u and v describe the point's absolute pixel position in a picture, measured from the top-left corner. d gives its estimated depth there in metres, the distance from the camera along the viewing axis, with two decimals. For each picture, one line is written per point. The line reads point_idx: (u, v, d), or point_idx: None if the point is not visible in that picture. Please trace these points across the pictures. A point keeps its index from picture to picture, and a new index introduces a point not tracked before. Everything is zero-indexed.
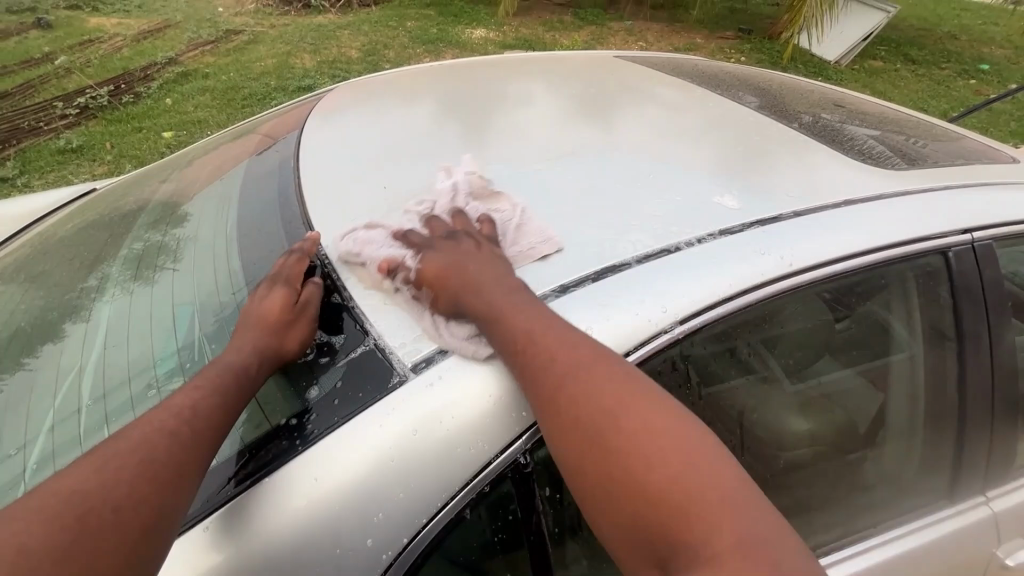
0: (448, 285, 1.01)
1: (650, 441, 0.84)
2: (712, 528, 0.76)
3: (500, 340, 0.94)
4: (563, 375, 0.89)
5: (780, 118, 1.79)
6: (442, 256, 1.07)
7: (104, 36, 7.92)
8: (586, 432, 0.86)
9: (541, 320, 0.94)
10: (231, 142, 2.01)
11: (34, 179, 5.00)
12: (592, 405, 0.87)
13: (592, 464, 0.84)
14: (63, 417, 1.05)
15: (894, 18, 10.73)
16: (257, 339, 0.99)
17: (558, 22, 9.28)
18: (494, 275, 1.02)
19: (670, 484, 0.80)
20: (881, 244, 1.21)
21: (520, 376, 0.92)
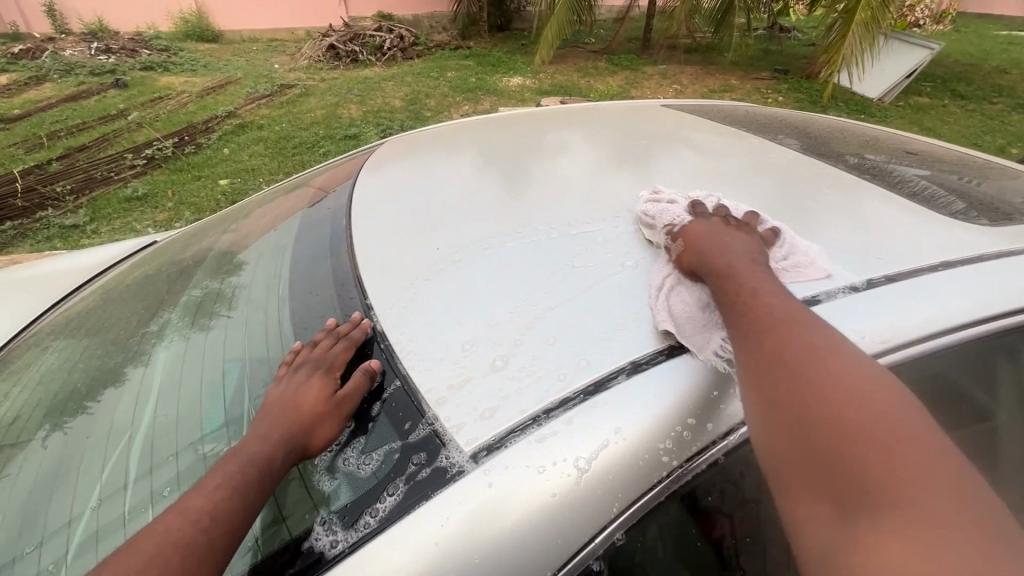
0: (698, 249, 1.12)
1: (838, 354, 0.86)
2: (887, 428, 0.76)
3: (726, 292, 1.01)
4: (759, 295, 0.97)
5: (848, 167, 1.68)
6: (708, 225, 1.18)
7: (173, 93, 8.62)
8: (763, 334, 0.91)
9: (754, 263, 1.05)
10: (283, 196, 2.06)
11: (102, 225, 5.35)
12: (787, 317, 0.92)
13: (765, 361, 0.88)
14: (109, 493, 1.02)
15: (939, 54, 10.52)
16: (289, 428, 0.95)
17: (593, 68, 9.53)
18: (743, 248, 1.10)
19: (848, 384, 0.81)
20: (989, 315, 1.06)
21: (722, 296, 1.01)
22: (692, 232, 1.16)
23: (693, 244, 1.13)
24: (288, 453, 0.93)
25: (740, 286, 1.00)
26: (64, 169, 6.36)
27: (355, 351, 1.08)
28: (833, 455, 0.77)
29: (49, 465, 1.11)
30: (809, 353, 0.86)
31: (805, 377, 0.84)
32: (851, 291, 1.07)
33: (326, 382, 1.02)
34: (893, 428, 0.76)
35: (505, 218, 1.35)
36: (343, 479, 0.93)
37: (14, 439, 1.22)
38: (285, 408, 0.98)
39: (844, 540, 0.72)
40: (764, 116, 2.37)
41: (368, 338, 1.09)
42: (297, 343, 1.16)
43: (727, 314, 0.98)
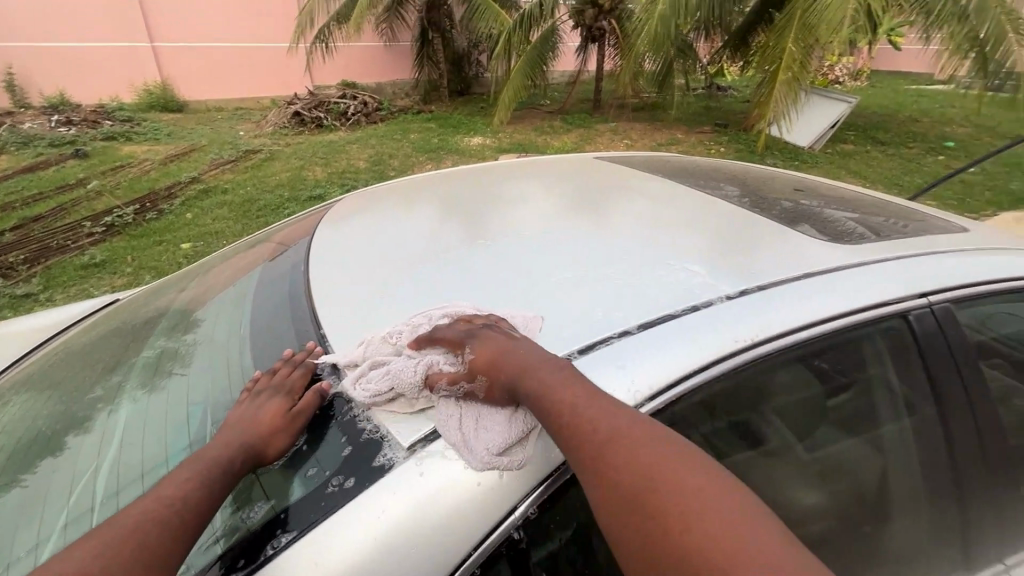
0: (500, 374, 1.05)
1: (667, 474, 0.89)
2: (727, 534, 0.82)
3: (548, 417, 0.97)
4: (582, 412, 0.95)
5: (745, 204, 1.96)
6: (489, 344, 1.11)
7: (136, 162, 8.69)
8: (599, 463, 0.91)
9: (563, 370, 1.02)
10: (244, 251, 2.19)
11: (57, 294, 5.25)
12: (613, 440, 0.92)
13: (614, 495, 0.89)
14: (77, 516, 1.07)
15: (856, 109, 11.72)
16: (248, 438, 1.04)
17: (549, 128, 10.16)
18: (541, 357, 1.06)
19: (678, 490, 0.87)
20: (848, 306, 1.27)
21: (546, 423, 0.97)
22: (481, 362, 1.08)
23: (488, 377, 1.06)
24: (245, 458, 1.02)
25: (561, 405, 0.96)
26: (17, 239, 6.26)
27: (311, 376, 1.18)
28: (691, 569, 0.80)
29: (17, 499, 1.17)
30: (638, 467, 0.90)
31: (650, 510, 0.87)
32: (728, 299, 1.26)
33: (286, 400, 1.11)
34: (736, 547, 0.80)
35: (445, 258, 1.53)
36: (291, 484, 1.02)
37: None
38: (246, 423, 1.08)
39: None
40: (702, 166, 2.67)
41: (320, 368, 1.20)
42: (259, 372, 1.25)
43: (562, 438, 0.95)
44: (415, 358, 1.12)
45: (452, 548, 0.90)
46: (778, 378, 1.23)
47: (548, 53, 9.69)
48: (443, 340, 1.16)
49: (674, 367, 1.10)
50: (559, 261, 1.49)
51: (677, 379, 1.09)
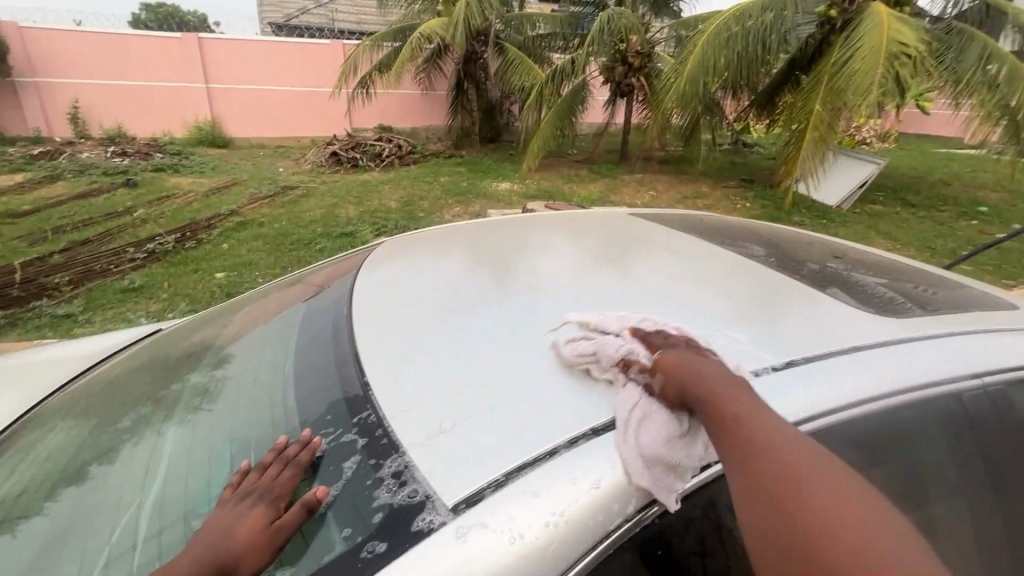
0: (679, 376, 1.07)
1: (826, 489, 0.86)
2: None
3: (712, 417, 0.98)
4: (745, 418, 0.96)
5: (784, 267, 1.95)
6: (678, 353, 1.13)
7: (181, 193, 9.15)
8: (756, 471, 0.91)
9: (732, 382, 1.04)
10: (287, 287, 2.26)
11: (96, 315, 5.45)
12: (776, 446, 0.92)
13: (764, 495, 0.88)
14: (119, 553, 1.10)
15: (884, 169, 11.70)
16: (223, 553, 0.99)
17: (576, 176, 10.37)
18: (720, 370, 1.07)
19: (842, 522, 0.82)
20: (899, 388, 1.23)
21: (707, 423, 0.99)
22: (667, 364, 1.11)
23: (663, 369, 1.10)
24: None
25: (723, 408, 0.98)
26: (65, 261, 6.57)
27: (299, 480, 1.14)
28: None
29: (61, 532, 1.20)
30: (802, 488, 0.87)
31: (800, 517, 0.84)
32: (773, 370, 1.24)
33: (268, 511, 1.06)
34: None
35: (488, 307, 1.55)
36: (331, 539, 1.02)
37: (22, 510, 1.31)
38: (220, 536, 1.02)
39: None
40: (738, 226, 2.68)
41: (309, 471, 1.16)
42: (246, 462, 1.20)
43: (722, 441, 0.96)
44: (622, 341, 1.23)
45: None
46: None
47: (577, 106, 10.05)
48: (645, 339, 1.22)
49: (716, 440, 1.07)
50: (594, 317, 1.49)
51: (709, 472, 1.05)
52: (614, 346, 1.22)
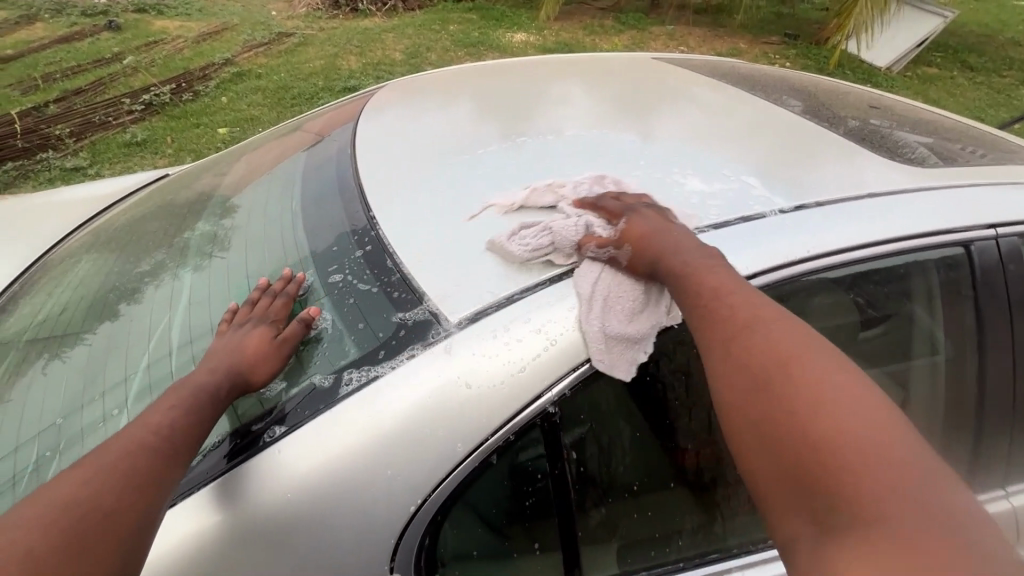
0: (650, 248, 1.08)
1: (805, 366, 0.87)
2: (855, 444, 0.78)
3: (688, 293, 1.00)
4: (726, 296, 0.97)
5: (814, 118, 1.83)
6: (644, 220, 1.14)
7: (169, 37, 8.43)
8: (728, 344, 0.93)
9: (712, 258, 1.04)
10: (286, 134, 2.19)
11: (104, 168, 5.41)
12: (750, 322, 0.94)
13: (738, 378, 0.89)
14: (157, 358, 1.25)
15: (952, 24, 10.31)
16: (232, 364, 1.08)
17: (600, 26, 9.28)
18: (692, 242, 1.08)
19: (811, 395, 0.84)
20: (898, 235, 1.24)
21: (684, 302, 1.01)
22: (635, 232, 1.11)
23: (643, 243, 1.09)
24: (232, 383, 1.06)
25: (704, 283, 0.99)
26: (62, 111, 6.33)
27: (290, 308, 1.21)
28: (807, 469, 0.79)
29: (103, 344, 1.35)
30: (772, 362, 0.88)
31: (773, 390, 0.86)
32: (781, 213, 1.24)
33: (269, 329, 1.14)
34: (863, 445, 0.78)
35: (492, 151, 1.53)
36: (348, 347, 1.11)
37: (63, 330, 1.43)
38: (225, 352, 1.10)
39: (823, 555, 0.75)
40: (773, 77, 2.46)
41: (298, 305, 1.24)
42: (234, 304, 1.26)
43: (693, 313, 0.99)
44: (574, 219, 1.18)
45: (485, 422, 0.99)
46: (811, 304, 1.23)
47: None
48: (608, 210, 1.20)
49: None
50: (602, 169, 1.43)
51: None
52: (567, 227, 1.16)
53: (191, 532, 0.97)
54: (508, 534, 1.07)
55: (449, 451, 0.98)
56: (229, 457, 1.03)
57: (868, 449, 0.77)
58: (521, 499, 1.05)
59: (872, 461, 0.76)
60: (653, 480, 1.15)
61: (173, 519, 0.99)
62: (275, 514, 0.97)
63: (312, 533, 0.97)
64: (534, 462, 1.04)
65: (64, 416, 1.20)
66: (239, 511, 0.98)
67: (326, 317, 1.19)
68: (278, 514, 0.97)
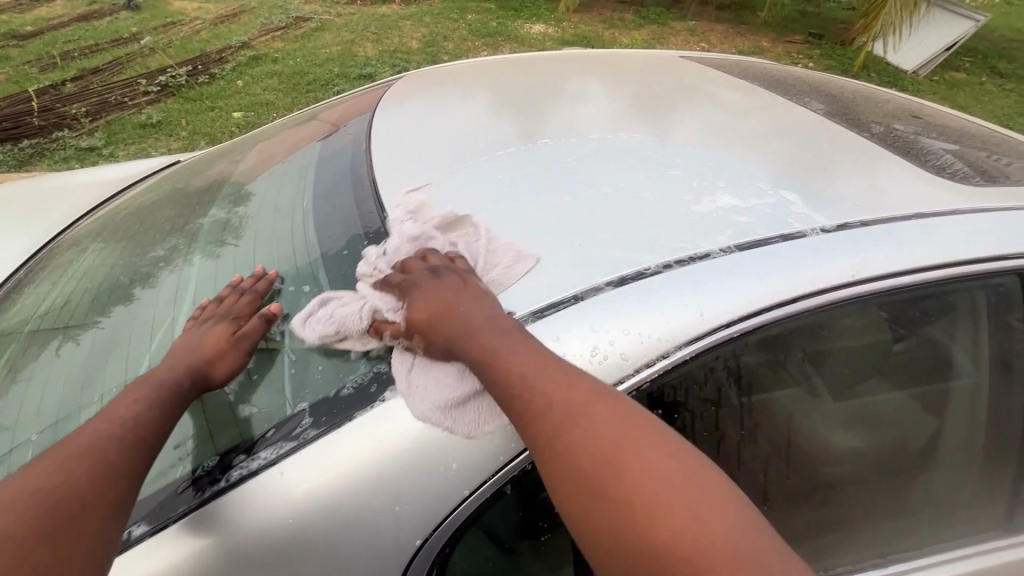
0: (441, 330, 1.00)
1: (622, 457, 0.84)
2: (691, 528, 0.78)
3: (494, 384, 0.93)
4: (532, 387, 0.91)
5: (850, 125, 1.74)
6: (429, 297, 1.05)
7: (186, 18, 8.37)
8: (548, 442, 0.87)
9: (511, 332, 0.97)
10: (299, 124, 2.14)
11: (119, 149, 5.41)
12: (564, 411, 0.88)
13: (564, 483, 0.85)
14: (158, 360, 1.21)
15: (985, 28, 10.01)
16: (193, 359, 1.07)
17: (619, 19, 9.10)
18: (485, 311, 1.01)
19: (637, 485, 0.82)
20: (948, 261, 1.18)
21: (494, 392, 0.93)
22: (418, 318, 1.03)
23: (429, 336, 1.01)
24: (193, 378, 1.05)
25: (506, 373, 0.92)
26: (78, 90, 6.33)
27: (256, 306, 1.21)
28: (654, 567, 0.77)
29: (103, 341, 1.31)
30: (596, 457, 0.85)
31: (601, 487, 0.83)
32: (823, 232, 1.18)
33: (230, 326, 1.14)
34: (693, 529, 0.78)
35: (513, 151, 1.46)
36: (356, 359, 1.06)
37: (64, 325, 1.39)
38: (184, 345, 1.11)
39: None
40: (804, 78, 2.37)
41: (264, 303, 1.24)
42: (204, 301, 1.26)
43: (508, 408, 0.92)
44: (360, 302, 1.10)
45: (499, 444, 0.95)
46: (849, 328, 1.17)
47: None
48: (390, 286, 1.11)
49: (744, 296, 1.07)
50: (628, 174, 1.37)
51: (728, 323, 1.05)
52: None
53: (190, 543, 0.94)
54: (522, 563, 1.02)
55: (461, 474, 0.94)
56: (231, 474, 0.98)
57: (699, 531, 0.78)
58: (537, 529, 1.01)
59: (705, 544, 0.77)
60: None
61: (174, 535, 0.95)
62: (281, 534, 0.93)
63: (320, 557, 0.93)
64: (551, 488, 0.99)
65: (65, 413, 1.17)
66: (240, 525, 0.94)
67: None
68: (279, 531, 0.93)
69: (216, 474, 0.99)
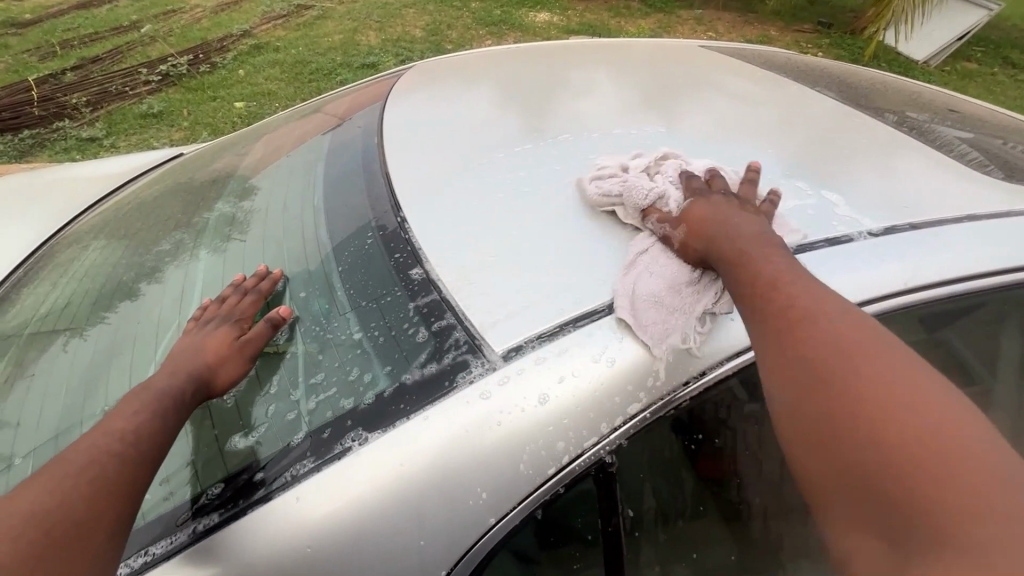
0: (702, 233, 1.07)
1: (871, 365, 0.83)
2: (935, 447, 0.74)
3: (738, 281, 0.99)
4: (782, 288, 0.95)
5: (884, 119, 1.67)
6: (709, 204, 1.12)
7: (186, 6, 8.24)
8: (786, 338, 0.90)
9: (766, 245, 1.03)
10: (306, 116, 2.07)
11: (120, 140, 5.34)
12: (811, 314, 0.90)
13: (788, 376, 0.87)
14: None
15: (999, 17, 9.81)
16: (195, 366, 1.04)
17: (625, 8, 8.94)
18: (750, 227, 1.07)
19: (880, 394, 0.80)
20: (999, 268, 1.12)
21: (736, 290, 0.98)
22: (695, 214, 1.11)
23: (694, 229, 1.09)
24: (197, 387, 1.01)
25: (758, 273, 0.97)
26: (78, 79, 6.23)
27: (259, 307, 1.18)
28: (881, 471, 0.76)
29: (107, 347, 1.25)
30: (836, 358, 0.85)
31: (832, 388, 0.83)
32: (870, 236, 1.12)
33: (233, 329, 1.11)
34: (938, 448, 0.74)
35: (535, 147, 1.40)
36: (376, 378, 1.01)
37: (66, 329, 1.34)
38: (184, 347, 1.08)
39: (892, 553, 0.74)
40: (829, 69, 2.28)
41: (268, 303, 1.21)
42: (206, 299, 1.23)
43: (746, 306, 0.96)
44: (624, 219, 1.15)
45: (528, 466, 0.90)
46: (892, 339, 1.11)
47: None
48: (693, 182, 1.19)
49: None
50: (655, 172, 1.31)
51: None
52: (629, 189, 1.19)
53: (205, 568, 0.89)
54: None
55: (491, 504, 0.89)
56: (244, 497, 0.94)
57: (942, 449, 0.73)
58: (568, 555, 0.96)
59: (947, 466, 0.72)
60: (714, 542, 1.05)
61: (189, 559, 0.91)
62: (302, 561, 0.88)
63: None
64: (583, 516, 0.95)
65: (69, 422, 1.12)
66: (260, 550, 0.89)
67: (354, 332, 1.11)
68: (301, 557, 0.88)
69: (229, 497, 0.95)
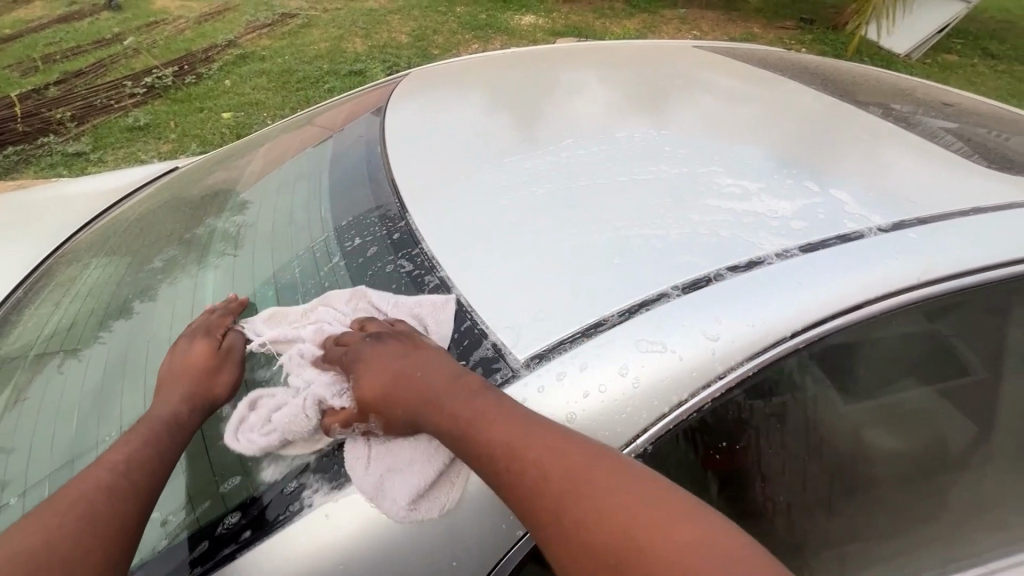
0: (395, 406, 0.94)
1: (593, 479, 0.83)
2: (669, 549, 0.77)
3: (446, 435, 0.91)
4: (484, 426, 0.88)
5: (881, 114, 1.69)
6: (378, 368, 0.98)
7: (169, 17, 8.16)
8: (505, 482, 0.86)
9: (454, 372, 0.95)
10: (303, 125, 2.06)
11: (107, 154, 5.27)
12: (515, 448, 0.86)
13: (530, 524, 0.84)
14: None
15: (976, 10, 9.97)
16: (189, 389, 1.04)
17: (610, 9, 8.97)
18: (435, 365, 0.97)
19: (610, 513, 0.81)
20: (1002, 260, 1.14)
21: (448, 440, 0.91)
22: (370, 396, 0.95)
23: (386, 411, 0.95)
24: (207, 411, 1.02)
25: (460, 419, 0.90)
26: (62, 94, 6.15)
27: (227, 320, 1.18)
28: None
29: (115, 365, 1.23)
30: (559, 493, 0.83)
31: (568, 521, 0.82)
32: (879, 231, 1.15)
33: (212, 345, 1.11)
34: (669, 549, 0.77)
35: (539, 151, 1.40)
36: None
37: (71, 350, 1.31)
38: (174, 373, 1.08)
39: None
40: (820, 65, 2.31)
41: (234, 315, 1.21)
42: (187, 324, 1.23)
43: (464, 456, 0.89)
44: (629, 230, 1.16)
45: None
46: (901, 334, 1.13)
47: None
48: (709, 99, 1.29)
49: (801, 305, 1.03)
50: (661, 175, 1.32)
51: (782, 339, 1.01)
52: None
53: None
54: None
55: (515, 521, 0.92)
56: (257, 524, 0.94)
57: (675, 548, 0.77)
58: None
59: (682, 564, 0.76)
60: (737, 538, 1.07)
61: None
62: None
63: None
64: None
65: (82, 445, 1.10)
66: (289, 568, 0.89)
67: None
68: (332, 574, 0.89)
69: (243, 522, 0.95)
